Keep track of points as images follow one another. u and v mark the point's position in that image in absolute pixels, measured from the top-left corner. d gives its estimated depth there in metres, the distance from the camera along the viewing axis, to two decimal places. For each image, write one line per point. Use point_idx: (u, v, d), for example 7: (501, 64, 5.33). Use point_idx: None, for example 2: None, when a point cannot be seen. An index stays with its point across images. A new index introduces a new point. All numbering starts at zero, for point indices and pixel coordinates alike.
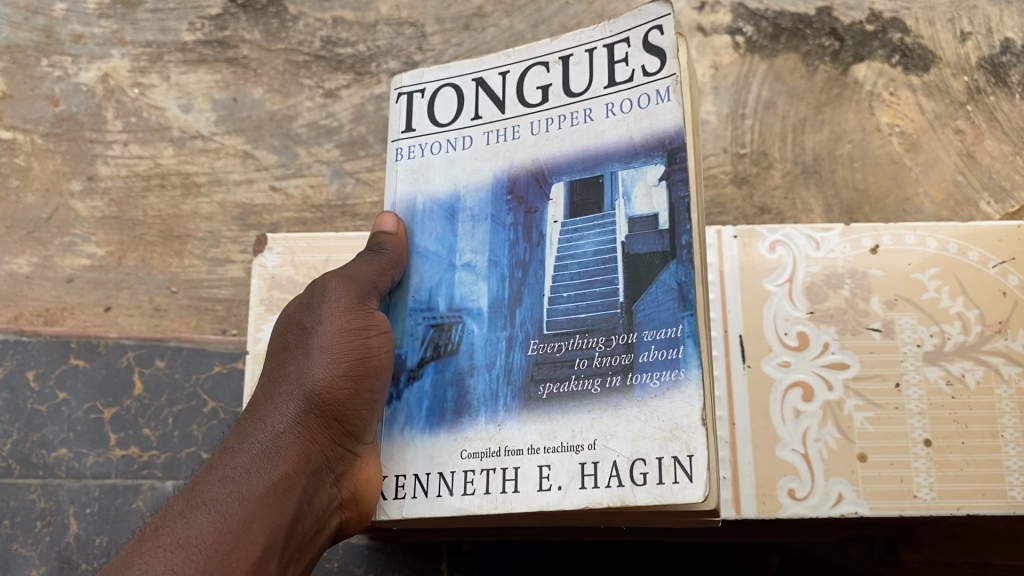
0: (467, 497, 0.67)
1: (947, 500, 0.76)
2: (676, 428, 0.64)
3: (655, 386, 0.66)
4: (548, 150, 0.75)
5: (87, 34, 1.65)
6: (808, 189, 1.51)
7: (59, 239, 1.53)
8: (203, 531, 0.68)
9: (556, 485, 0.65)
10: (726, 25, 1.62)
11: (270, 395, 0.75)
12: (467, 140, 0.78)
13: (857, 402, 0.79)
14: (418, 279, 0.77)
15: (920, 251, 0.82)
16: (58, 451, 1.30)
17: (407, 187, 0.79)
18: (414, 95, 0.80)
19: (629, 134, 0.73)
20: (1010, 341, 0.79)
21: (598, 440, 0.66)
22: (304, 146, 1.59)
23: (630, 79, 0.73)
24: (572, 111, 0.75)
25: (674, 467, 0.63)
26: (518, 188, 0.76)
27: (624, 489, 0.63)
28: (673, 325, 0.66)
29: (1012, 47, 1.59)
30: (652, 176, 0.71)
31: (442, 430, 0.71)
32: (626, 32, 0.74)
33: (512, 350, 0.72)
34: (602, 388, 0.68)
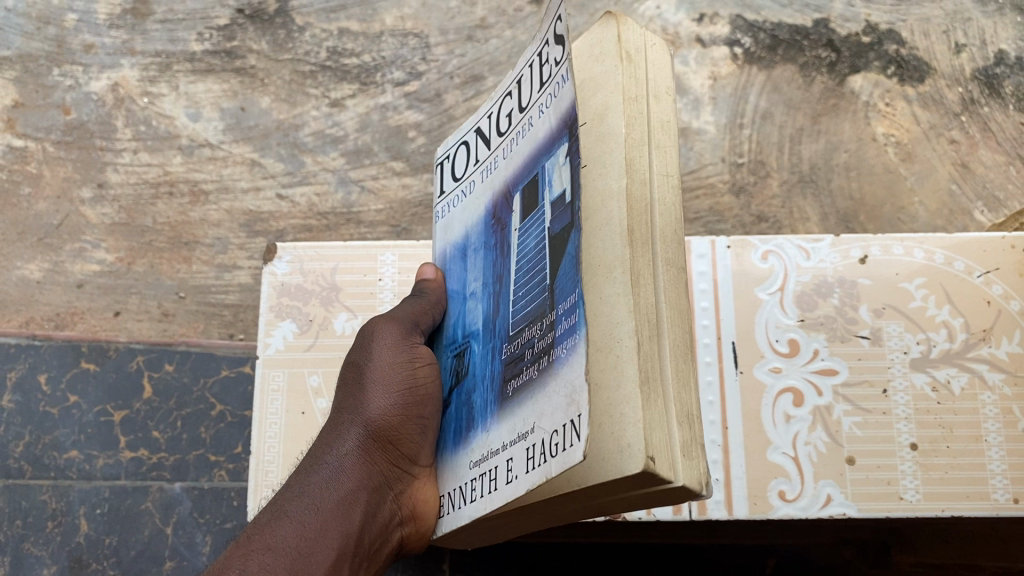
0: (472, 504, 0.62)
1: (932, 502, 0.79)
2: (574, 390, 0.53)
3: (564, 355, 0.55)
4: (512, 167, 0.68)
5: (98, 43, 1.68)
6: (805, 199, 1.54)
7: (70, 245, 1.56)
8: (288, 536, 0.65)
9: (512, 477, 0.57)
10: (725, 36, 1.65)
11: (331, 425, 0.72)
12: (473, 186, 0.74)
13: (846, 407, 0.82)
14: (451, 316, 0.75)
15: (907, 261, 0.85)
16: (69, 453, 1.33)
17: (440, 240, 0.78)
18: (446, 163, 0.78)
19: (549, 125, 0.62)
20: (994, 348, 0.82)
21: (535, 422, 0.57)
22: (310, 154, 1.62)
23: (548, 76, 0.62)
24: (522, 128, 0.66)
25: (572, 429, 0.52)
26: (499, 207, 0.69)
27: (545, 465, 0.53)
28: (572, 290, 0.55)
29: (1006, 59, 1.62)
30: (561, 154, 0.60)
31: (463, 449, 0.67)
32: (542, 35, 0.62)
33: (494, 357, 0.65)
34: (537, 371, 0.58)
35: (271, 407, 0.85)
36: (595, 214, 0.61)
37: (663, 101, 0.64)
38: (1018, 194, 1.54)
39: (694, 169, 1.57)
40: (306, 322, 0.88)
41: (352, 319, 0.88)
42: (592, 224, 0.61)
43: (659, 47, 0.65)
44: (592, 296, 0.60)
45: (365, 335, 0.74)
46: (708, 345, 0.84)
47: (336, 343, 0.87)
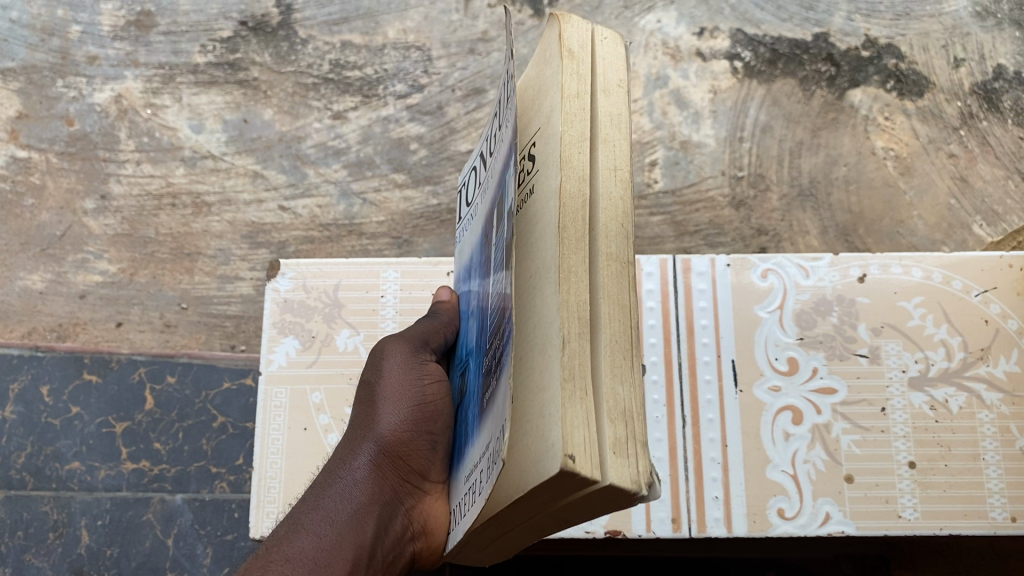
0: (461, 521, 0.59)
1: (930, 520, 0.79)
2: (504, 396, 0.50)
3: (507, 364, 0.52)
4: (493, 190, 0.65)
5: (102, 55, 1.69)
6: (804, 212, 1.55)
7: (73, 256, 1.57)
8: (304, 548, 0.61)
9: (480, 492, 0.54)
10: (725, 51, 1.66)
11: (347, 441, 0.69)
12: (473, 210, 0.71)
13: (845, 425, 0.82)
14: (462, 336, 0.71)
15: (905, 280, 0.86)
16: (71, 464, 1.33)
17: (458, 266, 0.75)
18: (464, 188, 0.76)
19: (505, 143, 0.58)
20: (992, 367, 0.83)
21: (491, 434, 0.54)
22: (312, 166, 1.62)
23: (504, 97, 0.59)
24: (497, 152, 0.63)
25: (500, 435, 0.49)
26: (486, 228, 0.66)
27: (488, 474, 0.51)
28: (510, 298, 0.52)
29: (1005, 73, 1.63)
30: (507, 168, 0.57)
31: (460, 465, 0.63)
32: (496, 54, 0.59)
33: (478, 372, 0.62)
34: (497, 385, 0.55)
35: (273, 423, 0.86)
36: (540, 217, 0.58)
37: (614, 93, 0.61)
38: (1016, 208, 1.55)
39: (694, 182, 1.58)
40: (309, 339, 0.88)
41: (354, 336, 0.88)
42: (539, 228, 0.58)
43: (609, 39, 0.62)
44: (537, 303, 0.56)
45: (376, 352, 0.72)
46: (707, 363, 0.84)
47: (338, 359, 0.88)
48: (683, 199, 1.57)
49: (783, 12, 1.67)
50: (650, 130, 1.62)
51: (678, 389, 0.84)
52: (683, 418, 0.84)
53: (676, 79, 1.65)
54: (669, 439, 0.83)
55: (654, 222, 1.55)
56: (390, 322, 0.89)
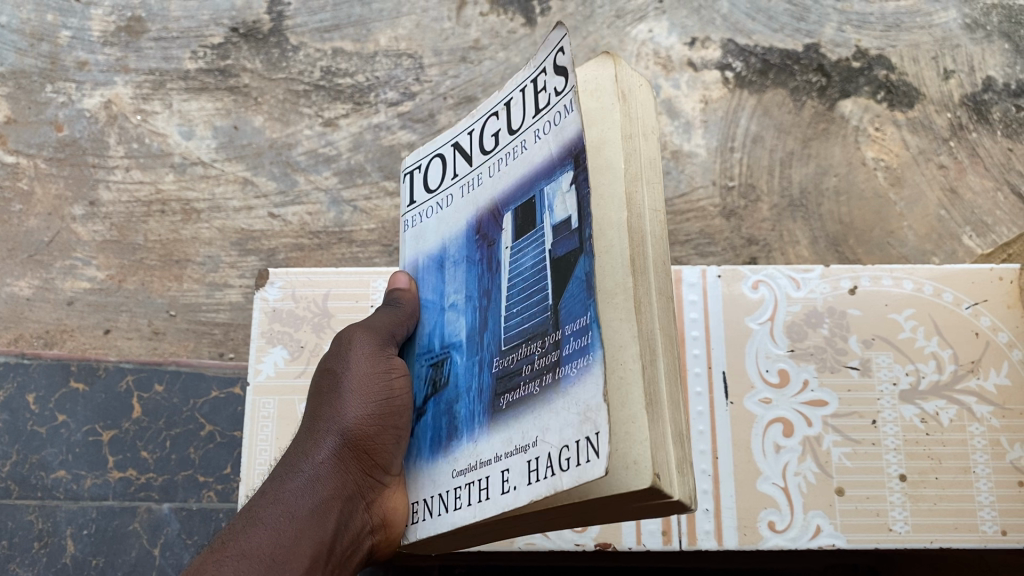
0: (457, 511, 0.59)
1: (921, 533, 0.79)
2: (587, 407, 0.51)
3: (573, 375, 0.53)
4: (503, 186, 0.64)
5: (91, 61, 1.69)
6: (795, 222, 1.55)
7: (61, 262, 1.55)
8: (262, 543, 0.61)
9: (512, 487, 0.54)
10: (716, 61, 1.67)
11: (304, 433, 0.68)
12: (448, 199, 0.70)
13: (835, 438, 0.82)
14: (423, 327, 0.70)
15: (896, 292, 0.86)
16: (57, 473, 1.32)
17: (410, 252, 0.73)
18: (414, 173, 0.73)
19: (547, 150, 0.59)
20: (982, 379, 0.83)
21: (537, 436, 0.54)
22: (302, 173, 1.62)
23: (548, 104, 0.59)
24: (516, 150, 0.63)
25: (587, 446, 0.50)
26: (485, 223, 0.66)
27: (553, 478, 0.51)
28: (583, 314, 0.53)
29: (994, 85, 1.64)
30: (565, 183, 0.57)
31: (439, 455, 0.63)
32: (540, 61, 0.59)
33: (483, 370, 0.62)
34: (540, 388, 0.55)
35: (261, 434, 0.85)
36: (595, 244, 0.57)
37: (651, 140, 0.61)
38: (1006, 219, 1.55)
39: (686, 193, 1.58)
40: (297, 348, 0.87)
41: None
42: None
43: (645, 89, 0.63)
44: None
45: (339, 340, 0.70)
46: (698, 375, 0.84)
47: None
48: (674, 209, 1.57)
49: (774, 23, 1.68)
50: None
51: None
52: None
53: (667, 89, 1.66)
54: None
55: None
56: None
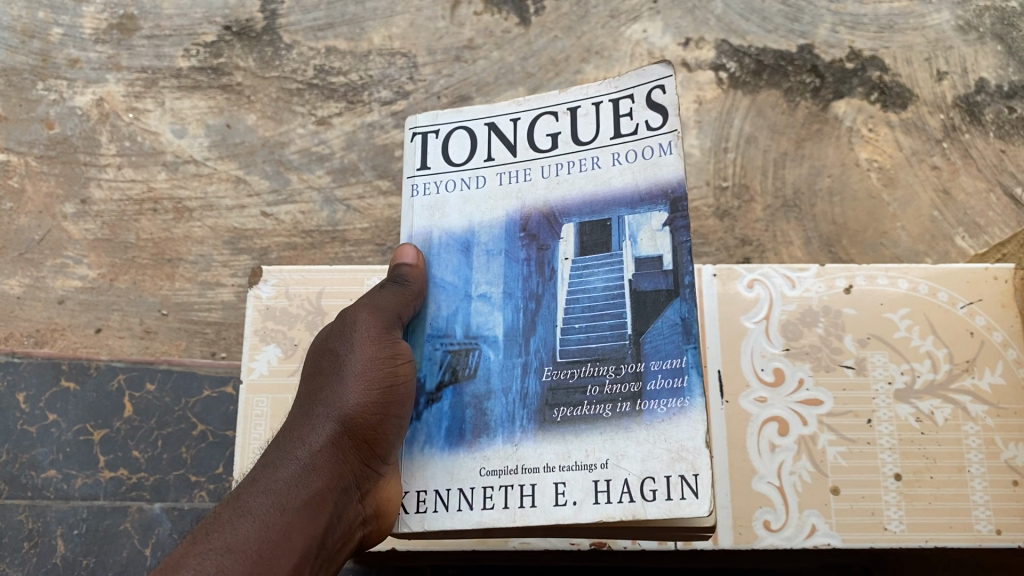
0: (487, 511, 0.63)
1: (916, 532, 0.79)
2: (682, 447, 0.61)
3: (662, 412, 0.63)
4: (562, 192, 0.71)
5: (83, 58, 1.68)
6: (788, 222, 1.55)
7: (52, 261, 1.54)
8: (249, 537, 0.61)
9: (571, 500, 0.62)
10: (710, 61, 1.67)
11: (298, 416, 0.68)
12: (479, 180, 0.73)
13: (830, 437, 0.82)
14: (435, 307, 0.71)
15: (891, 291, 0.86)
16: (47, 472, 1.31)
17: (421, 221, 0.73)
18: (428, 136, 0.75)
19: (632, 180, 0.69)
20: (977, 379, 0.83)
21: (609, 457, 0.62)
22: (295, 172, 1.61)
23: (635, 132, 0.69)
24: (581, 161, 0.71)
25: (681, 484, 0.60)
26: (534, 225, 0.71)
27: (635, 504, 0.60)
28: (678, 356, 0.64)
29: (987, 87, 1.64)
30: (656, 221, 0.68)
31: (462, 449, 0.66)
32: (630, 88, 0.70)
33: (528, 376, 0.68)
34: (613, 412, 0.64)
35: (254, 432, 0.84)
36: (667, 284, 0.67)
37: None
38: (999, 221, 1.55)
39: None
40: (290, 347, 0.87)
41: None
42: None
43: None
44: None
45: (342, 319, 0.70)
46: None
47: None
48: None
49: (768, 23, 1.68)
50: None
51: None
52: None
53: None
54: None
55: None
56: None
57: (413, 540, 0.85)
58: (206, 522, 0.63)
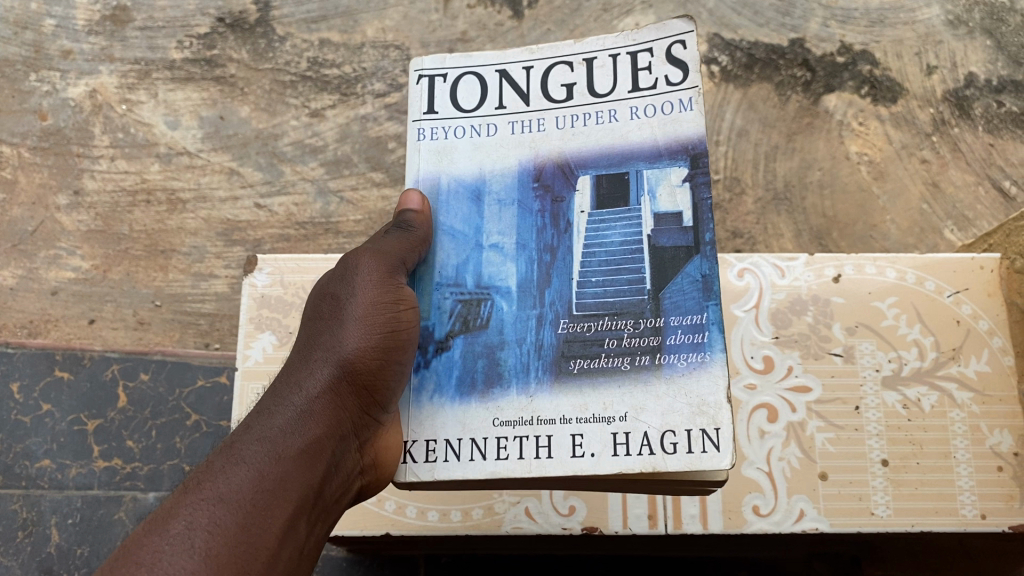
0: (501, 462, 0.61)
1: (901, 517, 0.80)
2: (703, 401, 0.60)
3: (682, 366, 0.61)
4: (579, 144, 0.68)
5: (76, 49, 1.68)
6: (779, 215, 1.56)
7: (45, 252, 1.55)
8: (243, 483, 0.56)
9: (589, 452, 0.60)
10: (702, 55, 1.68)
11: (294, 361, 0.64)
12: (491, 128, 0.70)
13: (819, 424, 0.83)
14: (443, 256, 0.68)
15: (879, 280, 0.87)
16: (41, 462, 1.32)
17: (428, 165, 0.69)
18: (435, 79, 0.71)
19: (652, 133, 0.67)
20: (962, 366, 0.84)
21: (628, 410, 0.61)
22: (289, 164, 1.61)
23: (654, 87, 0.68)
24: (598, 114, 0.69)
25: (702, 437, 0.59)
26: (548, 175, 0.69)
27: (654, 457, 0.59)
28: (699, 313, 0.62)
29: (976, 81, 1.65)
30: (675, 177, 0.66)
31: (474, 399, 0.63)
32: (649, 42, 0.68)
33: (542, 328, 0.65)
34: (631, 366, 0.62)
35: None
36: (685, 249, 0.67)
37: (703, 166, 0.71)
38: (987, 214, 1.56)
39: None
40: (285, 334, 0.87)
41: None
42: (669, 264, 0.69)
43: None
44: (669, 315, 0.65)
45: (346, 266, 0.66)
46: None
47: None
48: None
49: (760, 17, 1.69)
50: None
51: None
52: None
53: None
54: None
55: None
56: None
57: (408, 525, 0.81)
58: (193, 473, 0.58)
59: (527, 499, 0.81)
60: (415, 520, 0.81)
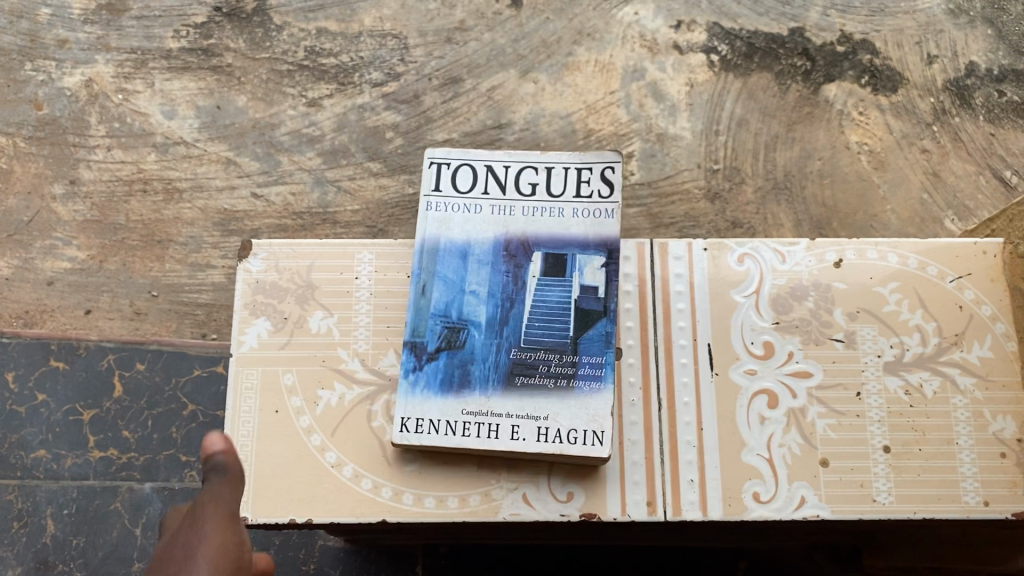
0: (463, 437, 0.79)
1: (904, 504, 0.79)
2: (598, 414, 0.78)
3: (586, 389, 0.80)
4: (537, 227, 0.85)
5: (72, 38, 1.67)
6: (779, 205, 1.55)
7: (41, 242, 1.54)
8: None
9: (520, 437, 0.78)
10: (702, 44, 1.67)
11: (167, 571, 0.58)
12: (476, 208, 0.86)
13: (820, 410, 0.82)
14: (434, 296, 0.84)
15: (881, 265, 0.86)
16: (36, 452, 1.30)
17: (431, 230, 0.86)
18: (443, 166, 0.87)
19: (587, 228, 0.85)
20: (965, 352, 0.83)
21: (548, 414, 0.79)
22: (286, 153, 1.60)
23: (590, 197, 0.85)
24: (552, 210, 0.85)
25: (593, 435, 0.78)
26: (515, 247, 0.85)
27: (562, 445, 0.78)
28: (599, 355, 0.81)
29: (976, 71, 1.64)
30: (596, 263, 0.84)
31: (450, 396, 0.80)
32: (591, 163, 0.86)
33: (502, 352, 0.82)
34: (555, 385, 0.80)
35: (244, 406, 0.84)
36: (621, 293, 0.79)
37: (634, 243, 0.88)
38: (987, 204, 1.56)
39: (671, 175, 1.58)
40: (280, 320, 0.86)
41: (328, 318, 0.86)
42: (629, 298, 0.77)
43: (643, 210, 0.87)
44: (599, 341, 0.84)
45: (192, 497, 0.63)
46: (683, 347, 0.84)
47: (311, 341, 0.86)
48: (659, 191, 1.57)
49: (760, 6, 1.68)
50: (627, 122, 1.62)
51: (655, 373, 0.84)
52: (659, 402, 0.83)
53: (653, 71, 1.65)
54: (644, 423, 0.82)
55: (631, 214, 1.55)
56: (365, 304, 0.87)
57: (405, 513, 0.79)
58: None
59: (525, 485, 0.80)
60: (411, 507, 0.80)
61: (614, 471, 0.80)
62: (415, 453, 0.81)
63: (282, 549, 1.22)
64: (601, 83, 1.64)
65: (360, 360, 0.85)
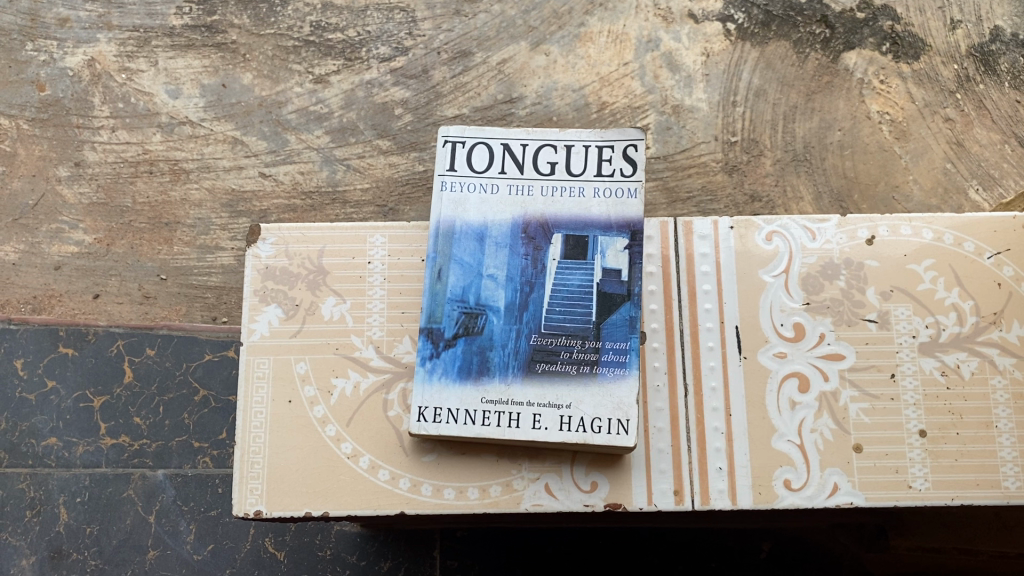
0: (483, 426, 0.76)
1: (941, 491, 0.77)
2: (623, 401, 0.76)
3: (610, 375, 0.77)
4: (556, 209, 0.82)
5: (73, 17, 1.63)
6: (798, 177, 1.51)
7: (47, 226, 1.51)
8: None
9: (544, 426, 0.76)
10: (717, 12, 1.62)
11: None
12: (493, 187, 0.83)
13: (853, 394, 0.79)
14: (451, 279, 0.81)
15: (914, 241, 0.83)
16: (47, 440, 1.28)
17: (446, 211, 0.82)
18: (457, 145, 0.83)
19: (609, 208, 0.82)
20: (1004, 332, 0.80)
21: (571, 401, 0.76)
22: (293, 132, 1.57)
23: (612, 176, 0.82)
24: (571, 189, 0.82)
25: (619, 424, 0.75)
26: (533, 229, 0.82)
27: (586, 433, 0.75)
28: (624, 340, 0.78)
29: (1002, 35, 1.59)
30: (620, 244, 0.81)
31: (469, 383, 0.78)
32: (612, 141, 0.83)
33: (521, 337, 0.79)
34: (577, 371, 0.77)
35: (256, 395, 0.81)
36: None
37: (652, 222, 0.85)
38: (1014, 172, 1.51)
39: (686, 148, 1.54)
40: (292, 307, 0.83)
41: (340, 304, 0.84)
42: None
43: None
44: None
45: None
46: (711, 330, 0.81)
47: (324, 329, 0.83)
48: (675, 165, 1.53)
49: None
50: (641, 94, 1.58)
51: (680, 357, 0.81)
52: (685, 387, 0.80)
53: (668, 41, 1.61)
54: (670, 409, 0.79)
55: (647, 189, 1.52)
56: (378, 290, 0.84)
57: (424, 503, 0.77)
58: None
59: (547, 475, 0.78)
60: (431, 499, 0.78)
61: (639, 459, 0.78)
62: (433, 444, 0.79)
63: (298, 534, 1.21)
64: (615, 54, 1.60)
65: (375, 348, 0.82)
